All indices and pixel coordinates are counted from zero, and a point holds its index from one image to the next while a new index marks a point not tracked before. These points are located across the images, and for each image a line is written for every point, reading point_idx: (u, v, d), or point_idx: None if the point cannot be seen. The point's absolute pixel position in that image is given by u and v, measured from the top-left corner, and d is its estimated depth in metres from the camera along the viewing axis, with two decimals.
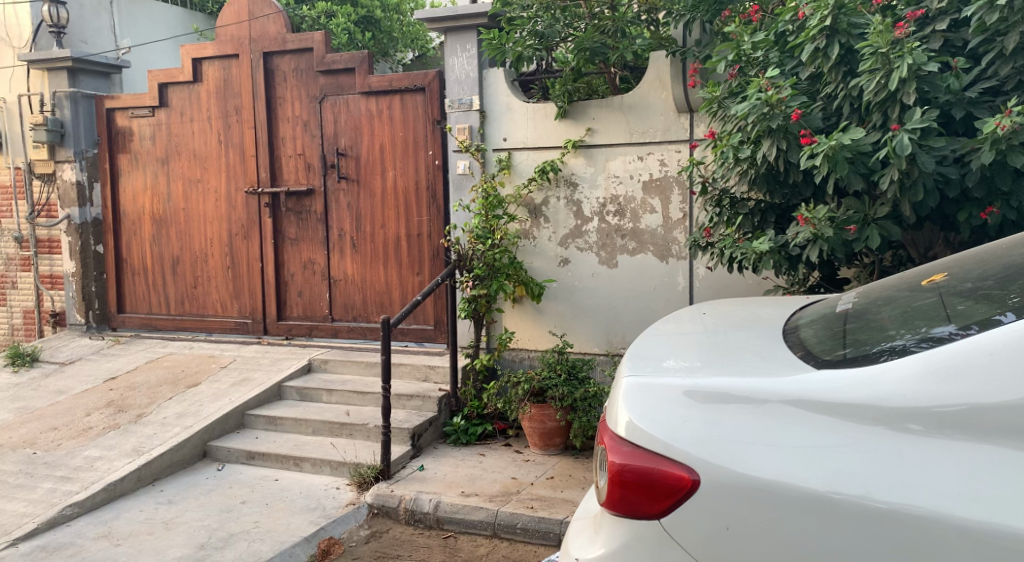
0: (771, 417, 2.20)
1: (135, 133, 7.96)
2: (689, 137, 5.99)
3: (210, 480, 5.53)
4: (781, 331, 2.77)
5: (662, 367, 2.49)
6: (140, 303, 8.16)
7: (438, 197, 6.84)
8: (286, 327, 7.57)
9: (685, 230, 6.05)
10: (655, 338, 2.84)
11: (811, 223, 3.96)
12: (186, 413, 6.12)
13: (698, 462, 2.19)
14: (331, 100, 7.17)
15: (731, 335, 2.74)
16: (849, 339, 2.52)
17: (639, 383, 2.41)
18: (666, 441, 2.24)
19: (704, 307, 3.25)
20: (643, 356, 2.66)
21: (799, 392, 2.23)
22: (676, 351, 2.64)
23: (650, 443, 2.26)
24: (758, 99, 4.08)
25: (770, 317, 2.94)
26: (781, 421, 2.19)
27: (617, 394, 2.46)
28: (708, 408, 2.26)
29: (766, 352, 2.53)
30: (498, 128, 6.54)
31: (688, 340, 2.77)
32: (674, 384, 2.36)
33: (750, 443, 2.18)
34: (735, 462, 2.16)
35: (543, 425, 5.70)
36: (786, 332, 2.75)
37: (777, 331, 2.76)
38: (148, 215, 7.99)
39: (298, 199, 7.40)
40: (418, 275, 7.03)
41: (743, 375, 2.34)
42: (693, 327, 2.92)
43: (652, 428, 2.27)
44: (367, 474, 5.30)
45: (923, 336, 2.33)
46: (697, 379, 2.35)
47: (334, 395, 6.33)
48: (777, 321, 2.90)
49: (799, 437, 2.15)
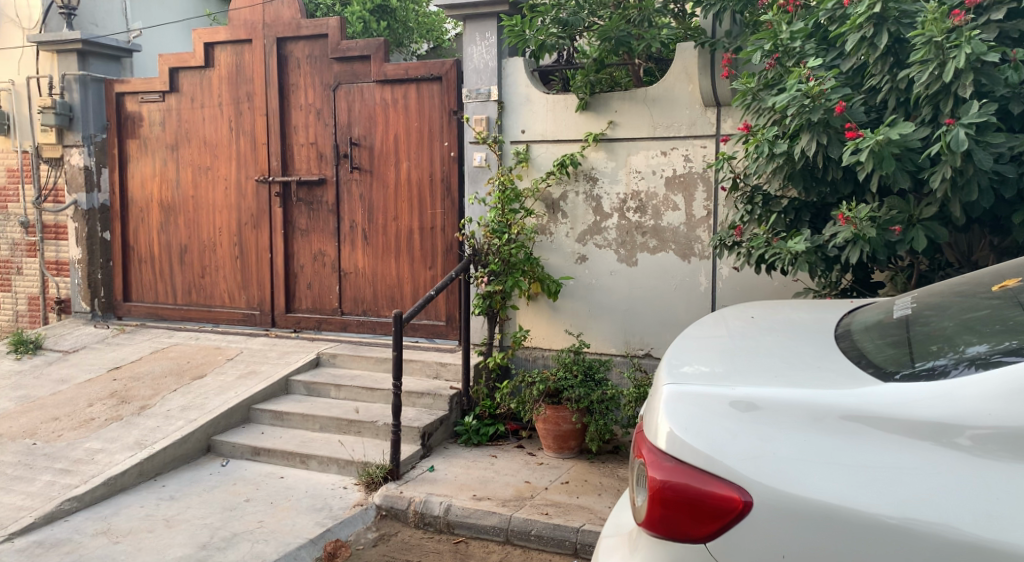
0: (835, 433, 2.04)
1: (145, 118, 7.78)
2: (715, 133, 5.79)
3: (214, 476, 5.36)
4: (825, 336, 2.60)
5: (703, 373, 2.32)
6: (146, 291, 7.99)
7: (453, 189, 6.65)
8: (294, 319, 7.39)
9: (709, 229, 5.85)
10: (687, 343, 2.68)
11: (853, 222, 3.81)
12: (190, 406, 5.94)
13: (754, 481, 2.02)
14: (346, 88, 6.98)
15: (772, 339, 2.58)
16: (914, 343, 2.36)
17: (679, 390, 2.25)
18: (718, 458, 2.07)
19: (741, 311, 3.08)
20: (678, 360, 2.50)
21: (867, 406, 2.06)
22: (714, 355, 2.48)
23: (698, 459, 2.09)
24: (798, 91, 3.93)
25: (814, 323, 2.78)
26: (841, 438, 2.03)
27: (654, 402, 2.30)
28: (762, 421, 2.10)
29: (814, 359, 2.37)
30: (516, 119, 6.34)
31: (724, 344, 2.60)
32: (718, 392, 2.19)
33: (812, 462, 2.01)
34: (796, 483, 2.00)
35: (558, 427, 5.51)
36: (833, 339, 2.58)
37: (820, 337, 2.59)
38: (156, 203, 7.82)
39: (309, 189, 7.22)
40: (430, 270, 6.84)
41: (795, 384, 2.18)
42: (727, 331, 2.75)
43: (700, 442, 2.10)
44: (376, 473, 5.11)
45: (961, 354, 2.19)
46: (744, 387, 2.19)
47: (342, 390, 6.15)
48: (822, 328, 2.72)
49: (861, 457, 1.99)
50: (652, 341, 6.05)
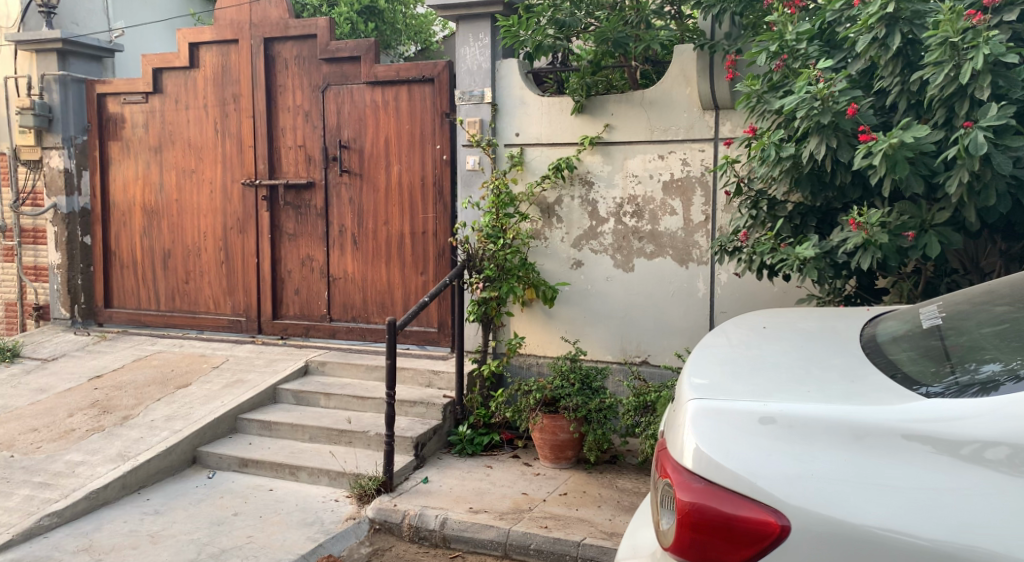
0: (877, 454, 2.00)
1: (127, 119, 7.59)
2: (714, 136, 5.69)
3: (200, 488, 5.19)
4: (852, 348, 2.55)
5: (727, 387, 2.27)
6: (128, 297, 7.79)
7: (445, 194, 6.51)
8: (281, 326, 7.23)
9: (707, 234, 5.74)
10: (705, 353, 2.62)
11: (864, 228, 3.72)
12: (175, 416, 5.76)
13: (799, 506, 1.98)
14: (335, 89, 6.83)
15: (797, 351, 2.51)
16: (955, 357, 2.32)
17: (707, 405, 2.20)
18: (759, 482, 2.03)
19: (755, 320, 2.98)
20: (701, 372, 2.43)
21: (911, 425, 2.02)
22: (736, 367, 2.43)
23: (735, 483, 2.05)
24: (808, 93, 3.84)
25: (838, 334, 2.70)
26: (880, 457, 2.00)
27: (680, 418, 2.24)
28: (802, 442, 2.05)
29: (846, 371, 2.33)
30: (510, 122, 6.22)
31: (745, 355, 2.54)
32: (749, 408, 2.15)
33: (857, 484, 1.98)
34: (842, 508, 1.96)
35: (555, 436, 5.38)
36: (863, 352, 2.52)
37: (845, 350, 2.53)
38: (139, 207, 7.63)
39: (297, 193, 7.06)
40: (422, 275, 6.70)
41: (829, 400, 2.14)
42: (745, 341, 2.69)
43: (739, 465, 2.06)
44: (368, 486, 4.96)
45: (974, 373, 2.19)
46: (776, 404, 2.15)
47: (332, 399, 5.99)
48: (846, 340, 2.64)
49: (902, 476, 1.97)
50: (648, 348, 5.94)
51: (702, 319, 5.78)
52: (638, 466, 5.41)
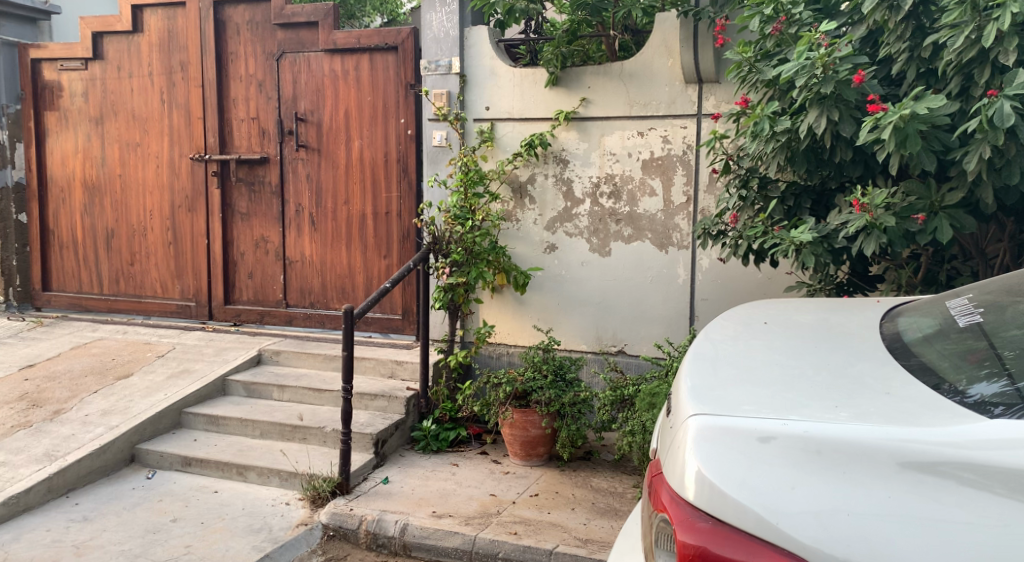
0: (923, 486, 1.72)
1: (65, 88, 7.05)
2: (697, 112, 5.31)
3: (137, 491, 4.74)
4: (876, 352, 2.21)
5: (738, 402, 1.95)
6: (68, 280, 7.28)
7: (410, 171, 6.09)
8: (233, 312, 6.77)
9: (688, 216, 5.37)
10: (700, 354, 2.27)
11: (868, 210, 3.30)
12: (112, 411, 5.30)
13: (834, 548, 1.69)
14: (291, 57, 6.35)
15: (814, 354, 2.18)
16: (1006, 365, 2.01)
17: (714, 424, 1.89)
18: (782, 522, 1.73)
19: (751, 314, 2.59)
20: (701, 379, 2.10)
21: (966, 455, 1.72)
22: (740, 373, 2.10)
23: (754, 523, 1.75)
24: (806, 59, 3.36)
25: (857, 332, 2.36)
26: (932, 497, 1.70)
27: (680, 438, 1.93)
28: (831, 471, 1.76)
29: (879, 383, 2.02)
30: (481, 95, 5.80)
31: (746, 357, 2.19)
32: (766, 429, 1.85)
33: (902, 522, 1.69)
34: (885, 551, 1.67)
35: (527, 433, 4.99)
36: (888, 357, 2.19)
37: (867, 354, 2.19)
38: (79, 182, 7.11)
39: (250, 168, 6.58)
40: (385, 259, 6.27)
41: (866, 422, 1.84)
42: (744, 339, 2.33)
43: (758, 502, 1.76)
44: (322, 488, 4.55)
45: (963, 400, 1.92)
46: (798, 425, 1.85)
47: (286, 392, 5.58)
48: (866, 340, 2.30)
49: (959, 521, 1.67)
50: (625, 336, 5.58)
51: (682, 305, 5.42)
52: (614, 463, 5.02)
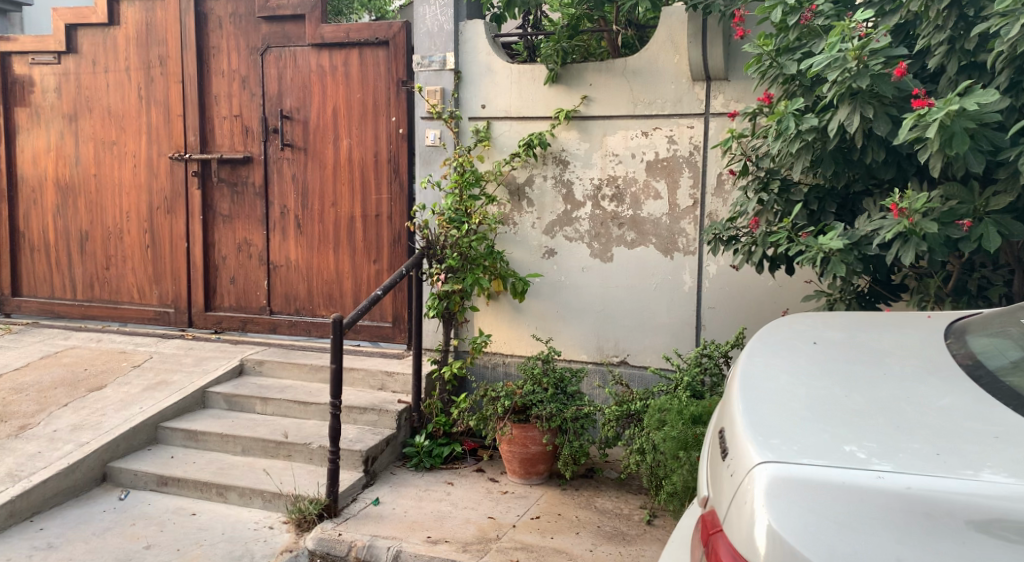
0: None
1: (37, 83, 6.71)
2: (704, 111, 5.01)
3: (108, 514, 4.44)
4: (919, 372, 2.05)
5: (813, 449, 1.78)
6: (39, 285, 6.94)
7: (402, 171, 5.80)
8: (215, 319, 6.45)
9: (695, 221, 5.08)
10: (746, 380, 2.08)
11: (907, 215, 3.00)
12: (82, 426, 4.98)
13: None
14: (276, 52, 6.04)
15: (878, 387, 1.98)
16: None
17: (788, 477, 1.72)
18: None
19: (789, 331, 2.35)
20: (763, 418, 1.89)
21: None
22: (798, 407, 1.91)
23: None
24: (838, 51, 3.04)
25: (918, 355, 2.15)
26: (1010, 560, 1.59)
27: (746, 491, 1.76)
28: (928, 537, 1.63)
29: (934, 412, 1.87)
30: (476, 92, 5.51)
31: (801, 387, 2.00)
32: (847, 484, 1.70)
33: None
34: None
35: (526, 449, 4.70)
36: (944, 383, 2.01)
37: (917, 378, 2.03)
38: (51, 182, 6.77)
39: (232, 168, 6.26)
40: (374, 264, 5.97)
41: (946, 471, 1.70)
42: (791, 361, 2.14)
43: None
44: (309, 509, 4.26)
45: None
46: (879, 479, 1.70)
47: (270, 405, 5.28)
48: (927, 365, 2.09)
49: None
50: (628, 346, 5.30)
51: (688, 314, 5.13)
52: (619, 482, 4.72)
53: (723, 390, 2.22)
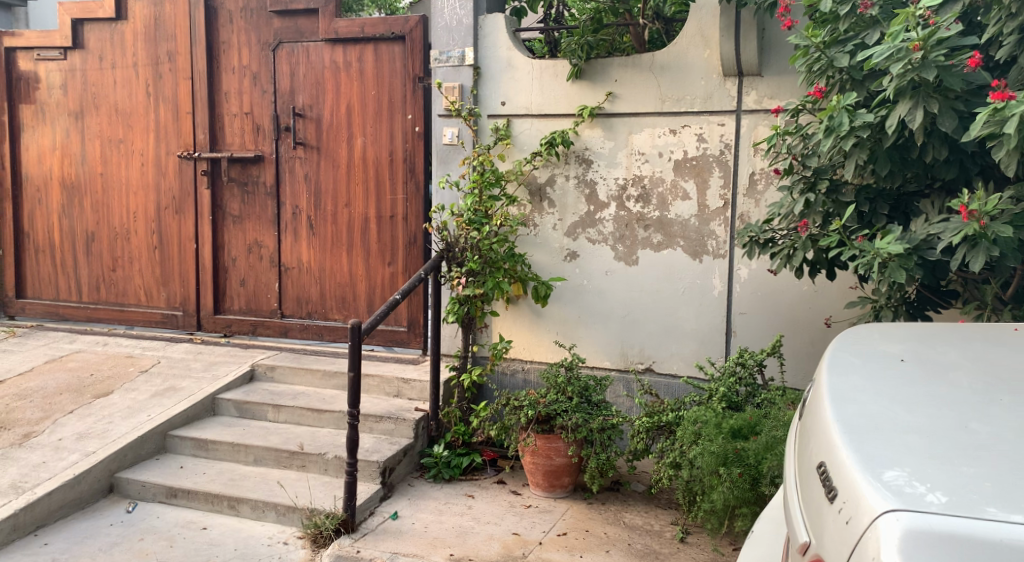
0: None
1: (42, 79, 6.53)
2: (736, 108, 4.80)
3: (115, 528, 4.25)
4: (989, 390, 2.00)
5: (941, 493, 1.70)
6: (44, 286, 6.76)
7: (418, 171, 5.60)
8: (224, 322, 6.27)
9: (725, 222, 4.87)
10: (841, 410, 1.98)
11: (977, 217, 2.82)
12: (88, 434, 4.80)
13: None
14: (288, 47, 5.85)
15: (986, 416, 1.90)
16: None
17: (922, 529, 1.64)
18: None
19: (867, 349, 2.25)
20: (878, 458, 1.81)
21: None
22: (906, 446, 1.83)
23: None
24: (901, 42, 2.88)
25: (997, 375, 2.06)
26: None
27: (870, 541, 1.67)
28: None
29: (1015, 437, 1.83)
30: (496, 89, 5.32)
31: (901, 420, 1.92)
32: (981, 533, 1.63)
33: None
34: None
35: (550, 461, 4.50)
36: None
37: (986, 396, 1.98)
38: (57, 181, 6.59)
39: (243, 167, 6.08)
40: (389, 266, 5.78)
41: None
42: (882, 387, 2.05)
43: None
44: (325, 525, 4.07)
45: None
46: (1011, 525, 1.63)
47: (282, 412, 5.08)
48: (1010, 387, 2.02)
49: None
50: (654, 353, 5.09)
51: (717, 319, 4.92)
52: (647, 495, 4.52)
53: (809, 419, 2.11)
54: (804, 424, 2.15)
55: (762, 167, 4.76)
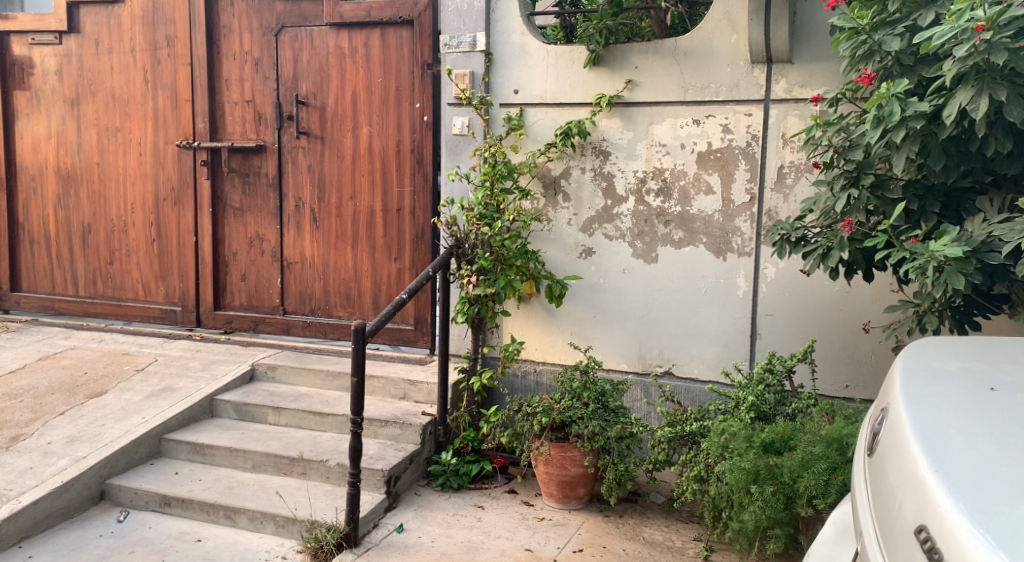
0: None
1: (37, 64, 6.28)
2: (764, 97, 4.51)
3: (104, 539, 4.03)
4: None
5: None
6: (40, 280, 6.53)
7: (426, 162, 5.34)
8: (224, 319, 6.03)
9: (751, 218, 4.59)
10: (934, 458, 1.83)
11: None
12: (79, 437, 4.56)
13: None
14: (292, 32, 5.59)
15: None
16: None
17: None
18: None
19: (939, 377, 2.12)
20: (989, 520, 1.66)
21: None
22: (1015, 501, 1.69)
23: None
24: (965, 22, 2.74)
25: None
26: None
27: None
28: None
29: None
30: (509, 76, 5.04)
31: (1004, 470, 1.78)
32: None
33: None
34: None
35: (565, 472, 4.24)
36: None
37: None
38: (52, 171, 6.35)
39: (244, 158, 5.83)
40: (395, 262, 5.52)
41: None
42: (968, 426, 1.91)
43: None
44: (326, 539, 3.85)
45: None
46: None
47: (283, 415, 4.84)
48: None
49: None
50: (674, 355, 4.83)
51: (741, 321, 4.65)
52: (667, 508, 4.26)
53: (887, 458, 1.99)
54: (879, 462, 2.03)
55: (791, 160, 4.48)
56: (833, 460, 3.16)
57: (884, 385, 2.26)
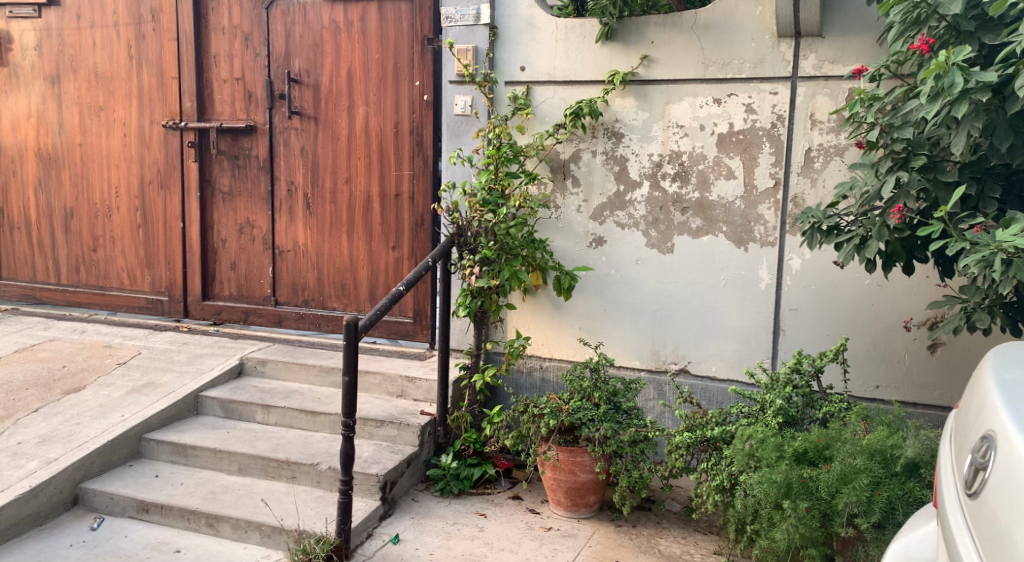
0: None
1: (16, 39, 5.94)
2: (791, 74, 4.17)
3: (75, 550, 3.73)
4: None
5: None
6: (21, 267, 6.21)
7: (426, 144, 5.01)
8: (213, 309, 5.71)
9: (776, 206, 4.26)
10: None
11: None
12: (52, 437, 4.26)
13: None
14: (283, 5, 5.25)
15: None
16: None
17: None
18: None
19: None
20: None
21: None
22: None
23: None
24: None
25: None
26: None
27: None
28: None
29: None
30: (515, 52, 4.70)
31: None
32: None
33: None
34: None
35: (574, 478, 3.93)
36: None
37: None
38: (33, 152, 6.02)
39: (233, 139, 5.49)
40: (393, 251, 5.20)
41: None
42: None
43: None
44: (315, 551, 3.54)
45: None
46: None
47: (272, 414, 4.53)
48: None
49: None
50: (689, 352, 4.50)
51: (764, 316, 4.33)
52: (684, 518, 3.95)
53: (997, 499, 1.69)
54: (983, 503, 1.74)
55: (819, 143, 4.16)
56: (877, 474, 2.87)
57: (973, 408, 1.98)
